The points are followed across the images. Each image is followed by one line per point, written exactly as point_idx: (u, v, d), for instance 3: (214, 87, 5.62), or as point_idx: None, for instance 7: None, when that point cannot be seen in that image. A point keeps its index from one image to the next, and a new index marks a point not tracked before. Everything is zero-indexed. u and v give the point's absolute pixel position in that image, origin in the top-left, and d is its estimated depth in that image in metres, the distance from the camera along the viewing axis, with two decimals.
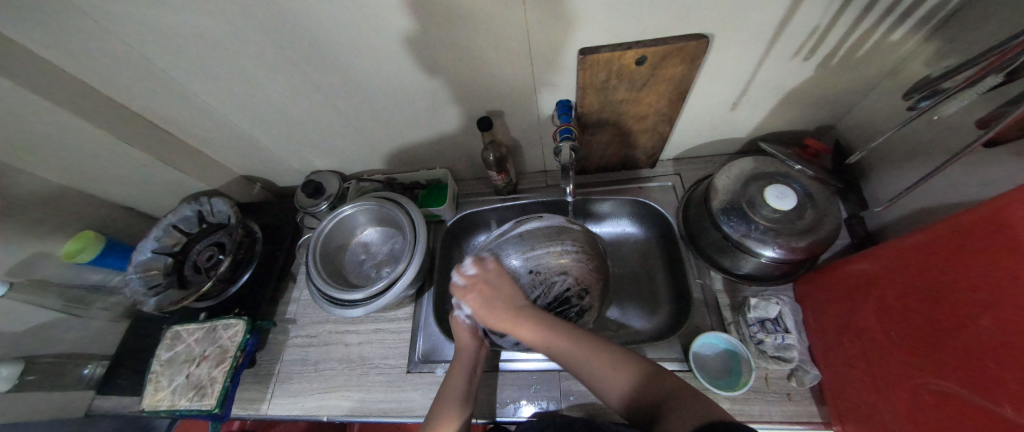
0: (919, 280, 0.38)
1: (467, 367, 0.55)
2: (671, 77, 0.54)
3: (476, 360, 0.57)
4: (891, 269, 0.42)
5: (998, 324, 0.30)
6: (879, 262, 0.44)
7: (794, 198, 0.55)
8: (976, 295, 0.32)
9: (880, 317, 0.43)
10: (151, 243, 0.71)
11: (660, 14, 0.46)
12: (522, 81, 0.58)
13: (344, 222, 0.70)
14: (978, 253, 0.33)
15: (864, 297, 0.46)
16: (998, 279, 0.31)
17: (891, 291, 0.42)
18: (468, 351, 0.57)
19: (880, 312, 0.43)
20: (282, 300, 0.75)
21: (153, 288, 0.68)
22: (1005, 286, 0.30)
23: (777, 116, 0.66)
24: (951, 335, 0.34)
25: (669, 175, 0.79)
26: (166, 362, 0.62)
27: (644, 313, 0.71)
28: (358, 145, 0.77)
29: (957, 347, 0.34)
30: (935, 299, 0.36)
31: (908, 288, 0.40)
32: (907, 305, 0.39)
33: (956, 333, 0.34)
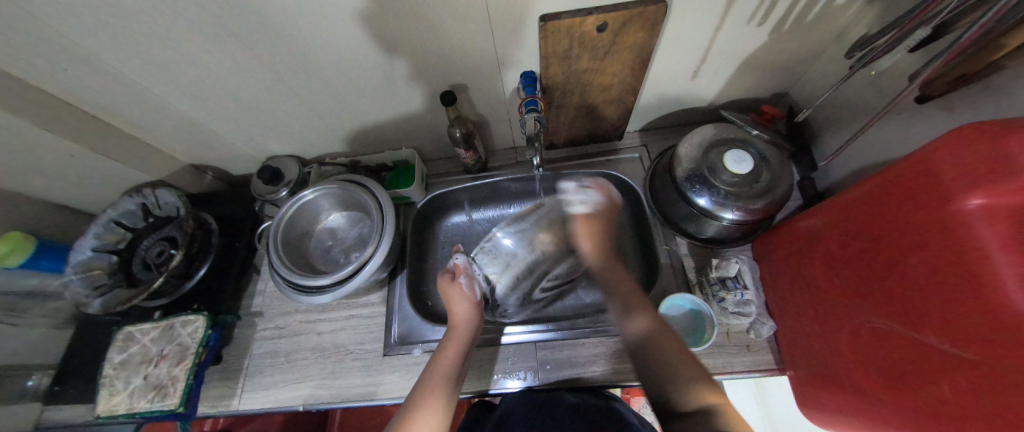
0: (853, 230, 0.41)
1: (459, 343, 0.55)
2: (633, 44, 0.54)
3: (471, 334, 0.57)
4: (831, 224, 0.45)
5: (927, 264, 0.32)
6: (823, 217, 0.47)
7: (750, 162, 0.58)
8: (902, 238, 0.35)
9: (824, 268, 0.46)
10: (91, 242, 0.65)
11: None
12: (485, 51, 0.55)
13: (307, 208, 0.67)
14: (903, 201, 0.35)
15: (809, 250, 0.49)
16: (918, 222, 0.33)
17: (833, 243, 0.45)
18: (464, 324, 0.57)
19: (823, 264, 0.46)
20: (247, 293, 0.72)
21: (99, 289, 0.63)
22: (928, 228, 0.32)
23: (736, 84, 0.68)
24: (884, 277, 0.37)
25: (637, 147, 0.80)
26: (120, 365, 0.58)
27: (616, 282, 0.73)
28: (317, 127, 0.72)
29: (891, 286, 0.36)
30: (868, 246, 0.39)
31: (848, 239, 0.42)
32: (847, 254, 0.42)
33: (889, 275, 0.37)
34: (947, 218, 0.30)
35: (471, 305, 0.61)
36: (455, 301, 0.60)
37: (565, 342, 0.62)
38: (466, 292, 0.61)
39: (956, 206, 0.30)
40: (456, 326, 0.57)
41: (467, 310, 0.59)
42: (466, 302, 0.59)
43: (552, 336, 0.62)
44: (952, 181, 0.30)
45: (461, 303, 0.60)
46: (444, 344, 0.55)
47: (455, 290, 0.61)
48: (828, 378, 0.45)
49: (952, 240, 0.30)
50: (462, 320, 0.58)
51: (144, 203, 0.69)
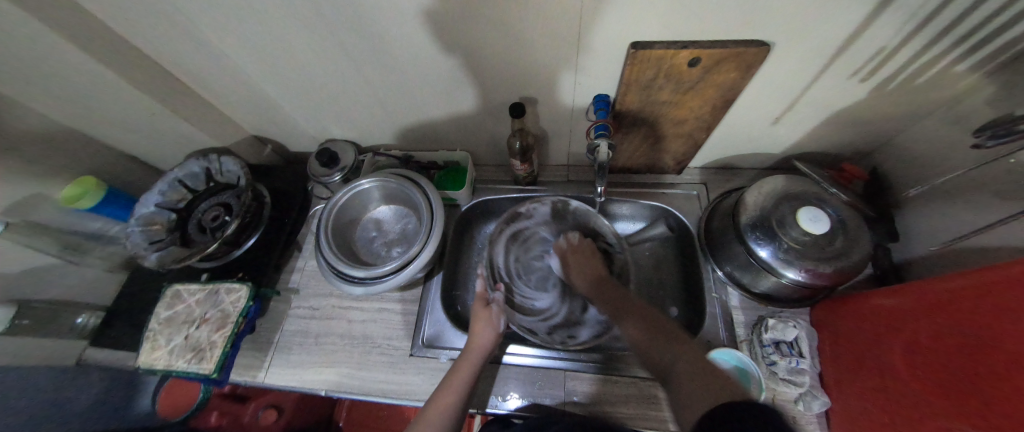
0: (952, 321, 0.37)
1: (479, 357, 0.55)
2: (721, 82, 0.51)
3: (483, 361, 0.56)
4: (921, 309, 0.41)
5: (1020, 376, 0.29)
6: (911, 300, 0.43)
7: (826, 222, 0.54)
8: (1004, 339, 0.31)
9: (904, 355, 0.42)
10: (156, 197, 0.68)
11: (727, 16, 0.42)
12: (566, 70, 0.54)
13: (358, 197, 0.67)
14: (1011, 298, 0.31)
15: (891, 331, 0.45)
16: None
17: (921, 329, 0.40)
18: (479, 349, 0.56)
19: (905, 351, 0.42)
20: (287, 268, 0.74)
21: (155, 244, 0.65)
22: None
23: (817, 136, 0.64)
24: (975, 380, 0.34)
25: (694, 184, 0.77)
26: (165, 321, 0.60)
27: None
28: (379, 118, 0.73)
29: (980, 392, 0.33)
30: (965, 341, 0.35)
31: (941, 331, 0.38)
32: (937, 347, 0.38)
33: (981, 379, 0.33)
34: None
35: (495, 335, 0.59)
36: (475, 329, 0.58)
37: (595, 376, 0.60)
38: (496, 321, 0.60)
39: None
40: (471, 349, 0.56)
41: (490, 341, 0.57)
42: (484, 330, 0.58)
43: (580, 367, 0.60)
44: None
45: (484, 333, 0.57)
46: (455, 367, 0.55)
47: (478, 317, 0.60)
48: None
49: None
50: (482, 343, 0.57)
51: (208, 167, 0.71)
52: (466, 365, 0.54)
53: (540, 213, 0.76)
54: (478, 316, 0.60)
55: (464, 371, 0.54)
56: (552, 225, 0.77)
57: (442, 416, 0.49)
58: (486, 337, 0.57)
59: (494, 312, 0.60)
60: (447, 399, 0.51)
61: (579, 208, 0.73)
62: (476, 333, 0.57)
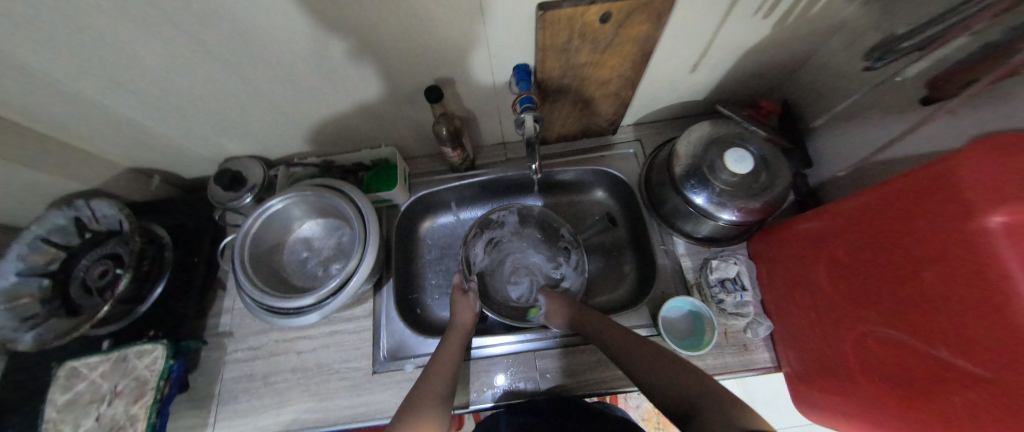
0: (860, 236, 0.41)
1: (462, 337, 0.57)
2: (636, 36, 0.50)
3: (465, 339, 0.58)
4: (838, 229, 0.44)
5: (943, 277, 0.32)
6: (829, 221, 0.46)
7: (751, 161, 0.56)
8: (913, 248, 0.34)
9: (830, 273, 0.46)
10: (14, 265, 0.55)
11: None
12: (476, 43, 0.49)
13: (274, 219, 0.59)
14: (914, 209, 0.34)
15: (812, 253, 0.49)
16: (944, 233, 0.32)
17: (837, 248, 0.44)
18: (462, 328, 0.58)
19: (829, 269, 0.46)
20: (212, 311, 0.65)
21: (29, 321, 0.53)
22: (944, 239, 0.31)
23: (733, 76, 0.66)
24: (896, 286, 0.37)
25: (631, 142, 0.77)
26: (65, 407, 0.50)
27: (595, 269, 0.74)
28: (282, 125, 0.64)
29: (903, 296, 0.36)
30: (876, 254, 0.39)
31: (857, 246, 0.41)
32: (857, 262, 0.41)
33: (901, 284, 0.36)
34: (966, 231, 0.29)
35: (474, 317, 0.62)
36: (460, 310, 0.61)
37: (563, 350, 0.61)
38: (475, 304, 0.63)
39: (977, 220, 0.29)
40: (455, 326, 0.58)
41: (472, 320, 0.60)
42: (469, 309, 0.61)
43: (550, 344, 0.61)
44: (976, 195, 0.29)
45: (468, 313, 0.61)
46: (440, 347, 0.55)
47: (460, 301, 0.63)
48: (829, 381, 0.46)
49: (970, 254, 0.29)
50: (465, 320, 0.60)
51: (77, 217, 0.59)
52: (450, 340, 0.56)
53: (510, 222, 0.76)
54: (457, 299, 0.63)
55: (450, 344, 0.55)
56: (523, 231, 0.77)
57: (438, 385, 0.48)
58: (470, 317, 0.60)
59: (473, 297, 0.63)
60: (442, 366, 0.51)
61: (542, 213, 0.74)
62: (459, 312, 0.60)
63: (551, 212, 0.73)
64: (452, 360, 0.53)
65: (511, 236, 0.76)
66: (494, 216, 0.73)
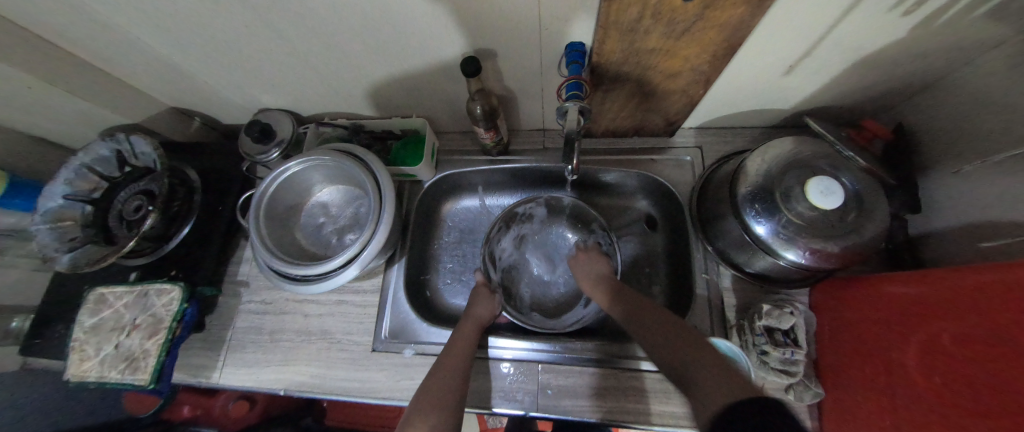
0: (963, 316, 0.32)
1: (475, 329, 0.54)
2: (725, 23, 0.40)
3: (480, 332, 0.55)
4: (945, 303, 0.34)
5: None
6: (935, 291, 0.36)
7: (841, 195, 0.45)
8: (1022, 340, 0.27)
9: (917, 354, 0.36)
10: (61, 188, 0.59)
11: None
12: (527, 14, 0.42)
13: (295, 180, 0.57)
14: None
15: (896, 324, 0.39)
16: None
17: (928, 326, 0.35)
18: (475, 321, 0.55)
19: (917, 349, 0.36)
20: (233, 259, 0.66)
21: (69, 243, 0.57)
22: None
23: (835, 87, 0.53)
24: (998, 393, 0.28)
25: (689, 148, 0.67)
26: (91, 329, 0.54)
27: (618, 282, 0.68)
28: (314, 84, 0.61)
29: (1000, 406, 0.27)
30: (975, 340, 0.31)
31: (967, 332, 0.32)
32: (962, 351, 0.32)
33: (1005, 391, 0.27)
34: None
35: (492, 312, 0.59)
36: (473, 303, 0.59)
37: (571, 367, 0.56)
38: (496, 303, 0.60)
39: None
40: (467, 320, 0.56)
41: (487, 315, 0.57)
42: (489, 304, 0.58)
43: (558, 358, 0.57)
44: None
45: (484, 307, 0.58)
46: (451, 341, 0.52)
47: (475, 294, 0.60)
48: None
49: None
50: (479, 315, 0.57)
51: (119, 150, 0.61)
52: (462, 333, 0.53)
53: (539, 215, 0.70)
54: (478, 294, 0.60)
55: (462, 338, 0.52)
56: (554, 227, 0.71)
57: (447, 377, 0.46)
58: (485, 310, 0.58)
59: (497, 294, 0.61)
60: (453, 356, 0.50)
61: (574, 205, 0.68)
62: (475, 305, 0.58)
63: (584, 204, 0.67)
64: (463, 353, 0.50)
65: (539, 230, 0.71)
66: (519, 208, 0.68)
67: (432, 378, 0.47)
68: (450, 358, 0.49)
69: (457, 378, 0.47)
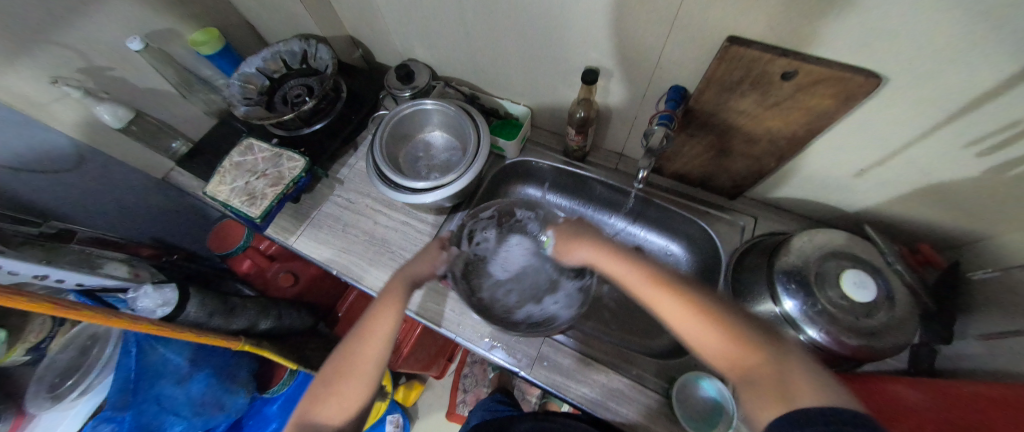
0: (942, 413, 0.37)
1: (407, 282, 0.56)
2: (812, 108, 0.48)
3: (413, 287, 0.56)
4: (932, 401, 0.41)
5: None
6: (931, 395, 0.42)
7: (875, 292, 0.49)
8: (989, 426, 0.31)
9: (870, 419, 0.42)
10: (258, 62, 0.78)
11: (842, 28, 0.39)
12: (652, 47, 0.53)
13: (419, 115, 0.72)
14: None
15: (875, 405, 0.44)
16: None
17: (914, 412, 0.40)
18: (410, 276, 0.57)
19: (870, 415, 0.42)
20: (340, 160, 0.81)
21: (246, 100, 0.75)
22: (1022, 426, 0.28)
23: (903, 205, 0.57)
24: None
25: (745, 215, 0.72)
26: (235, 164, 0.70)
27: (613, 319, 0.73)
28: (457, 52, 0.75)
29: None
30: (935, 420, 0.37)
31: (930, 417, 0.38)
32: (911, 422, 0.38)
33: None
34: None
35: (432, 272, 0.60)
36: (416, 261, 0.59)
37: (571, 351, 0.61)
38: (437, 264, 0.61)
39: None
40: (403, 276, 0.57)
41: (424, 272, 0.59)
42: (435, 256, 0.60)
43: (565, 341, 0.62)
44: None
45: (425, 266, 0.59)
46: (385, 290, 0.55)
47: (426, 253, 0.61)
48: None
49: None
50: (416, 272, 0.58)
51: (306, 50, 0.79)
52: (396, 288, 0.55)
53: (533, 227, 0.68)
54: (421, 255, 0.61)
55: (394, 292, 0.54)
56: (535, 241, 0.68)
57: (377, 335, 0.49)
58: (422, 269, 0.59)
59: (441, 255, 0.61)
60: (382, 315, 0.51)
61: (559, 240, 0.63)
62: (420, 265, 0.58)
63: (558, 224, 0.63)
64: (392, 313, 0.52)
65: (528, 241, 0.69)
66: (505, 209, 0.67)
67: (361, 333, 0.50)
68: (382, 316, 0.51)
69: (388, 336, 0.50)
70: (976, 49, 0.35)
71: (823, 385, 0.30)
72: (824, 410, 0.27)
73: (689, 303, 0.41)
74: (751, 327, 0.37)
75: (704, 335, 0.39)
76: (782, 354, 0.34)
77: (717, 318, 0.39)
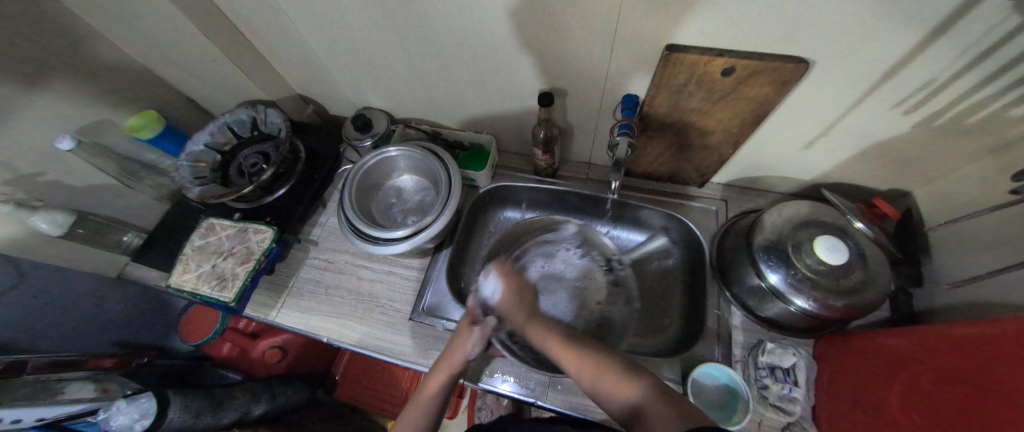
0: (948, 366, 0.36)
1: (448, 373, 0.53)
2: (754, 96, 0.51)
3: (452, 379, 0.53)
4: (928, 351, 0.40)
5: (1003, 419, 0.27)
6: (922, 341, 0.41)
7: (847, 254, 0.52)
8: (1002, 387, 0.29)
9: (906, 396, 0.39)
10: (205, 137, 0.74)
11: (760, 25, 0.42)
12: (599, 64, 0.55)
13: (385, 163, 0.71)
14: (1001, 344, 0.31)
15: (894, 374, 0.42)
16: None
17: (928, 373, 0.38)
18: (447, 364, 0.53)
19: (903, 392, 0.40)
20: (310, 221, 0.78)
21: (199, 179, 0.72)
22: None
23: (851, 167, 0.62)
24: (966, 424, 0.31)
25: (715, 199, 0.76)
26: (198, 248, 0.66)
27: None
28: (412, 94, 0.75)
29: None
30: (953, 382, 0.35)
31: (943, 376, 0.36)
32: (937, 390, 0.36)
33: (972, 420, 0.31)
34: None
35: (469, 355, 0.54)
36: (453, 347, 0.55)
37: None
38: (474, 344, 0.54)
39: None
40: (442, 365, 0.54)
41: (460, 361, 0.53)
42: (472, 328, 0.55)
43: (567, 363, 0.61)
44: None
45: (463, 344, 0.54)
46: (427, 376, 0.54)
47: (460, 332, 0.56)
48: None
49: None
50: (453, 363, 0.53)
51: (255, 116, 0.77)
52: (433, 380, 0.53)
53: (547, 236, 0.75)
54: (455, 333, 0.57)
55: (433, 384, 0.53)
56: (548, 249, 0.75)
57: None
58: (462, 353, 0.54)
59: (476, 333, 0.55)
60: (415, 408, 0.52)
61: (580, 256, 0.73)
62: (452, 351, 0.54)
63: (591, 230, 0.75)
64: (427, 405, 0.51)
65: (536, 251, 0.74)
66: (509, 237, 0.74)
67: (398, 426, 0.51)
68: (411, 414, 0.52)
69: None
70: (877, 30, 0.39)
71: (678, 417, 0.36)
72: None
73: (584, 361, 0.47)
74: (624, 367, 0.45)
75: (604, 383, 0.44)
76: (653, 385, 0.42)
77: (604, 363, 0.46)
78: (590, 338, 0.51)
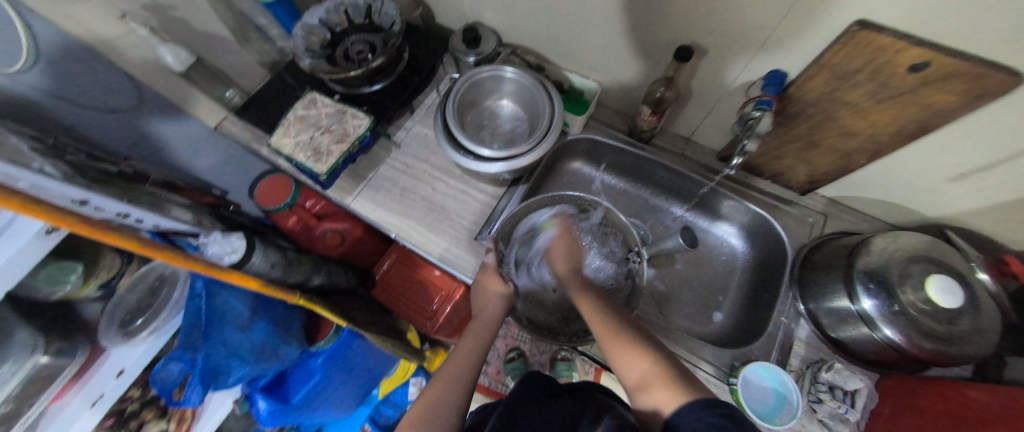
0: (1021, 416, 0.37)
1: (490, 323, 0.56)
2: (931, 104, 0.45)
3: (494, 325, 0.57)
4: (1003, 406, 0.40)
5: None
6: (1002, 399, 0.41)
7: (961, 299, 0.46)
8: None
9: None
10: (320, 13, 0.74)
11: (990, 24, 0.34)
12: (761, 27, 0.49)
13: (490, 82, 0.69)
14: None
15: (953, 418, 0.43)
16: None
17: (994, 419, 0.39)
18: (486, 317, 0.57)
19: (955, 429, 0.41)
20: (397, 123, 0.79)
21: (309, 52, 0.73)
22: None
23: (995, 216, 0.55)
24: None
25: (812, 212, 0.71)
26: (299, 117, 0.69)
27: (667, 301, 0.76)
28: (531, 18, 0.71)
29: None
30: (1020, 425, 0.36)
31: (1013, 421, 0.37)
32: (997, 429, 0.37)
33: None
34: None
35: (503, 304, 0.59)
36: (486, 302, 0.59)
37: None
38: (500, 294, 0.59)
39: None
40: (481, 316, 0.58)
41: (499, 309, 0.58)
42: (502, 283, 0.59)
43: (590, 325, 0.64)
44: None
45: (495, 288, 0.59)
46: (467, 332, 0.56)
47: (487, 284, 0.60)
48: None
49: None
50: (493, 312, 0.58)
51: (370, 4, 0.76)
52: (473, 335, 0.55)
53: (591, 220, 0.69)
54: (480, 284, 0.61)
55: (473, 336, 0.55)
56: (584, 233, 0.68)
57: (455, 371, 0.49)
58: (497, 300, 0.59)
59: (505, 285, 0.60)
60: (460, 357, 0.52)
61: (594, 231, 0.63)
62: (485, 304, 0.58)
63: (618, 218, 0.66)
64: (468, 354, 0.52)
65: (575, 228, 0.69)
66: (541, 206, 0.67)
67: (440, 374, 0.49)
68: (458, 355, 0.52)
69: (467, 379, 0.49)
70: None
71: (688, 386, 0.32)
72: (692, 399, 0.29)
73: (611, 329, 0.44)
74: (645, 340, 0.41)
75: (619, 354, 0.41)
76: (668, 360, 0.37)
77: (627, 334, 0.42)
78: (621, 310, 0.48)
